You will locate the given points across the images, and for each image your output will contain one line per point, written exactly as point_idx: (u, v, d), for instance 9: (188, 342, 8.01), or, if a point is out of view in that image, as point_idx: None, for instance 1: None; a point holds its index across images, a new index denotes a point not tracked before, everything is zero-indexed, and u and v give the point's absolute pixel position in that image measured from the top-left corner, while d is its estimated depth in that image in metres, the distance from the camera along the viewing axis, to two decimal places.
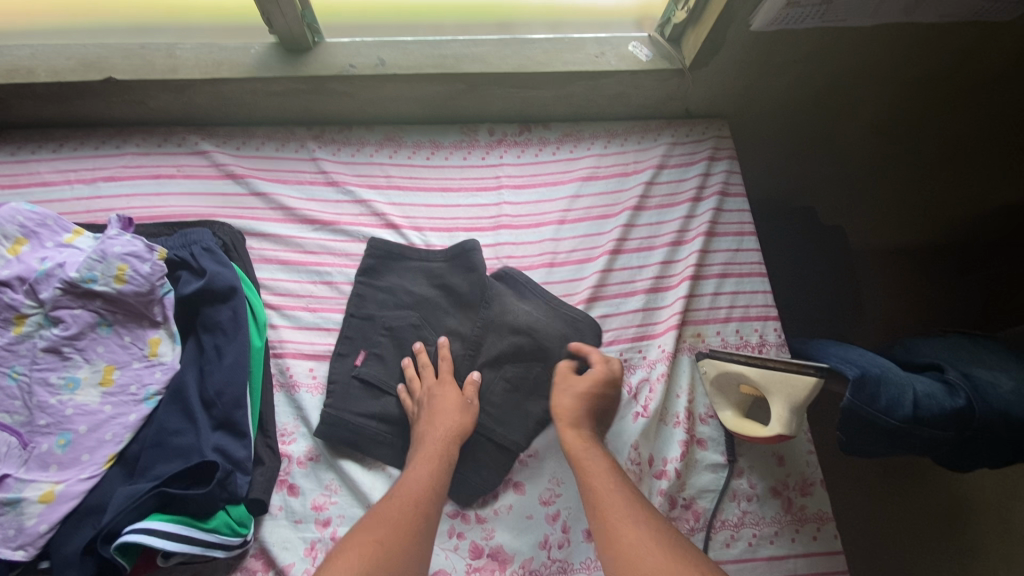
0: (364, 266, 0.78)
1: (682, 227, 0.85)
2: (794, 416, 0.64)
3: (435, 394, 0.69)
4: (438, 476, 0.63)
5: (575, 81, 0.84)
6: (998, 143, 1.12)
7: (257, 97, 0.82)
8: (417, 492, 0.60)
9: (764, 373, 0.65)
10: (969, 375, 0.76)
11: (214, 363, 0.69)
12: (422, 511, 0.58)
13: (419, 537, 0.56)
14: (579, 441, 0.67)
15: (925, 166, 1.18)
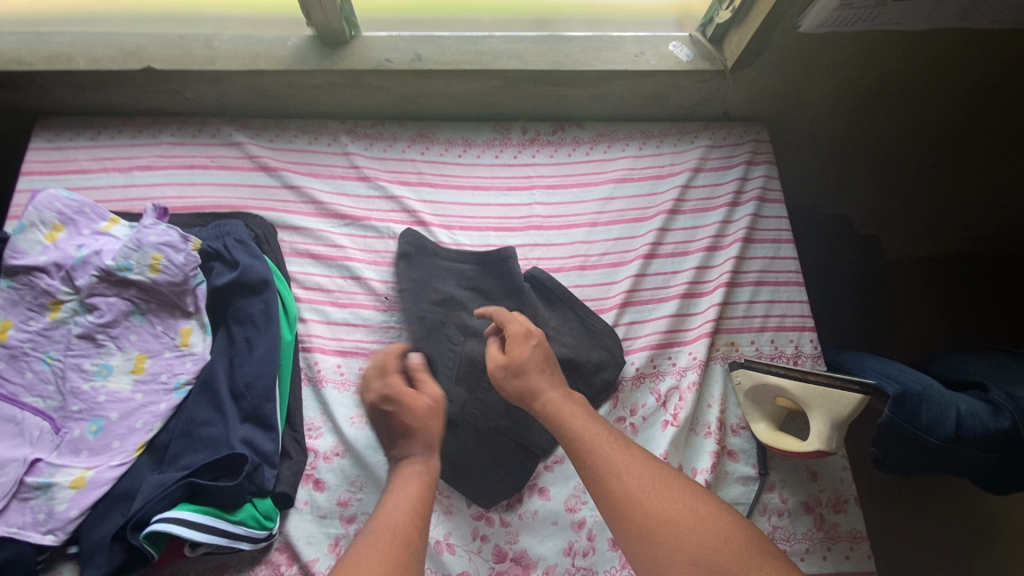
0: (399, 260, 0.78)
1: (718, 232, 0.83)
2: (835, 431, 0.63)
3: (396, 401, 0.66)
4: (422, 497, 0.59)
5: (614, 80, 0.83)
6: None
7: (292, 90, 0.82)
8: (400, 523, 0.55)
9: (804, 387, 0.65)
10: (1014, 395, 0.72)
11: (245, 356, 0.69)
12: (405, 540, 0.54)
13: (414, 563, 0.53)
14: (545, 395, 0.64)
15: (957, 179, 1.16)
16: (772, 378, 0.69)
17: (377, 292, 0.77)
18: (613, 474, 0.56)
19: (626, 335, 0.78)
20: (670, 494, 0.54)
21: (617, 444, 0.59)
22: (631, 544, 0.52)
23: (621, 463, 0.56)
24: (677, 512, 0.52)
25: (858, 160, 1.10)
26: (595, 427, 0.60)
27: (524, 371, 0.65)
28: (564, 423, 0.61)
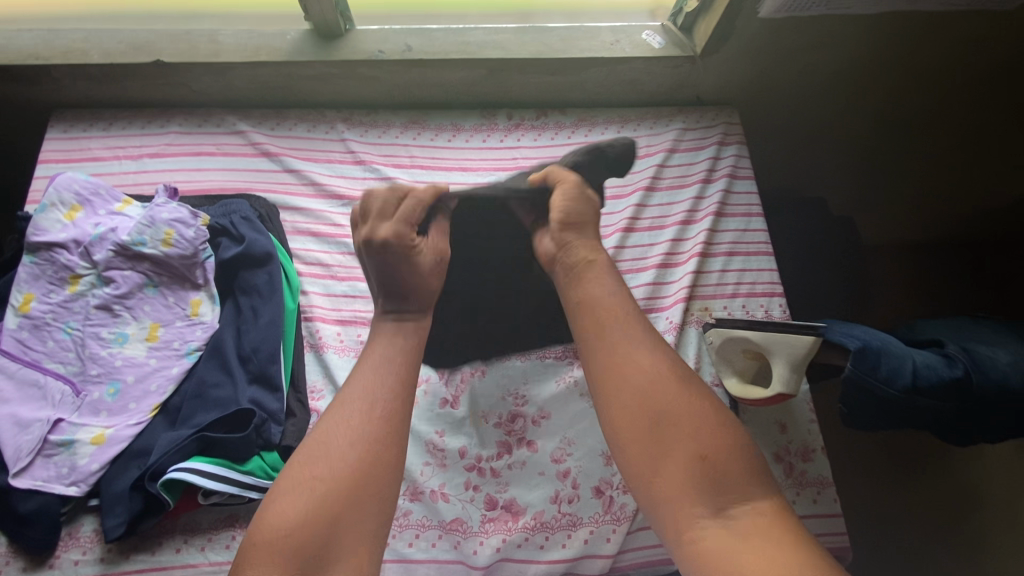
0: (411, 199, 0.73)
1: (692, 207, 0.90)
2: (791, 376, 0.70)
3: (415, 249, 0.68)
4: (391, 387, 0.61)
5: (591, 67, 0.89)
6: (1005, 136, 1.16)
7: (292, 81, 0.88)
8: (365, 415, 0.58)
9: (765, 336, 0.71)
10: (969, 349, 0.78)
11: (251, 323, 0.74)
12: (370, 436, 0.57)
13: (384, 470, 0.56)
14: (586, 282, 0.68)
15: (919, 163, 1.23)
16: (733, 335, 0.75)
17: None
18: (632, 378, 0.59)
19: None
20: (688, 402, 0.57)
21: (647, 351, 0.61)
22: (637, 446, 0.56)
23: (643, 369, 0.59)
24: (691, 421, 0.55)
25: (827, 144, 1.16)
26: (626, 331, 0.63)
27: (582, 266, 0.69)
28: (593, 307, 0.66)
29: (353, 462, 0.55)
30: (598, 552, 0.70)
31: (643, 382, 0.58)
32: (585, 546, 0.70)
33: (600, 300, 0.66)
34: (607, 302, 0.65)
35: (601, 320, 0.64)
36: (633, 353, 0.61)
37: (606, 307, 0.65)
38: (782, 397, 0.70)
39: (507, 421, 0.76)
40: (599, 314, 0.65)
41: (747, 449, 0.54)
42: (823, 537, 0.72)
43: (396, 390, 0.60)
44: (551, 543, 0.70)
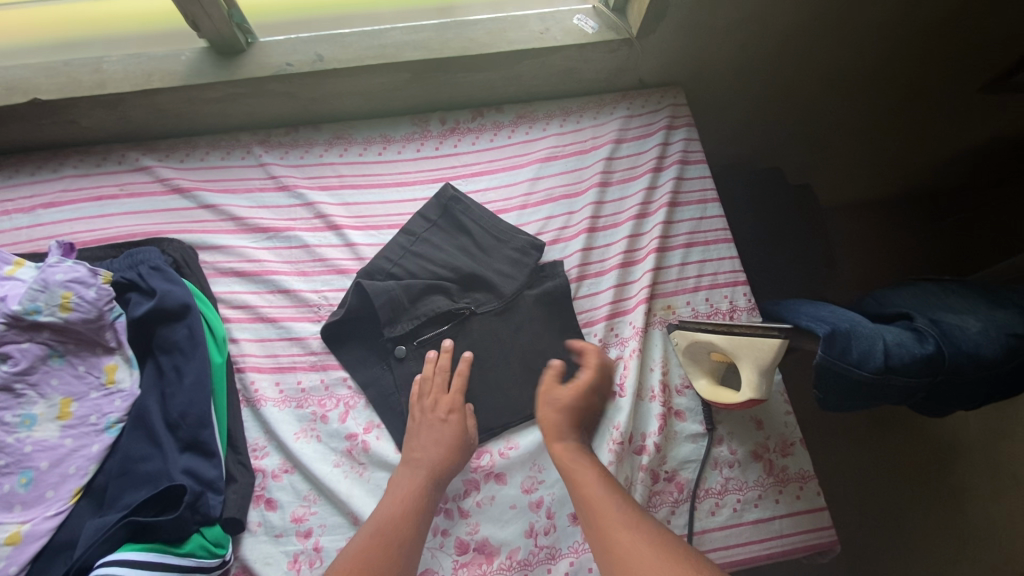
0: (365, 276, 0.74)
1: (646, 199, 0.85)
2: (762, 380, 0.65)
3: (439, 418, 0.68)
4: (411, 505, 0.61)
5: (522, 60, 0.82)
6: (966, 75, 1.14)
7: (195, 106, 0.79)
8: (396, 523, 0.59)
9: (731, 339, 0.67)
10: (937, 320, 0.76)
11: (176, 385, 0.67)
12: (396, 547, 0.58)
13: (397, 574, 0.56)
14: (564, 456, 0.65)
15: (881, 111, 1.21)
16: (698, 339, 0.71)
17: (308, 302, 0.75)
18: (624, 560, 0.52)
19: (580, 309, 0.80)
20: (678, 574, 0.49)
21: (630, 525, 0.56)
22: None
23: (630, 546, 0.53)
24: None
25: (780, 112, 1.13)
26: (602, 495, 0.60)
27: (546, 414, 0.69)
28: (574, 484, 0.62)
29: (383, 556, 0.56)
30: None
31: (634, 558, 0.52)
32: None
33: (582, 471, 0.63)
34: (582, 472, 0.63)
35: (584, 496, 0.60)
36: (617, 529, 0.55)
37: (581, 477, 0.62)
38: (753, 400, 0.66)
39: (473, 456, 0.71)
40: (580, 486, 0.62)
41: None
42: (809, 534, 0.70)
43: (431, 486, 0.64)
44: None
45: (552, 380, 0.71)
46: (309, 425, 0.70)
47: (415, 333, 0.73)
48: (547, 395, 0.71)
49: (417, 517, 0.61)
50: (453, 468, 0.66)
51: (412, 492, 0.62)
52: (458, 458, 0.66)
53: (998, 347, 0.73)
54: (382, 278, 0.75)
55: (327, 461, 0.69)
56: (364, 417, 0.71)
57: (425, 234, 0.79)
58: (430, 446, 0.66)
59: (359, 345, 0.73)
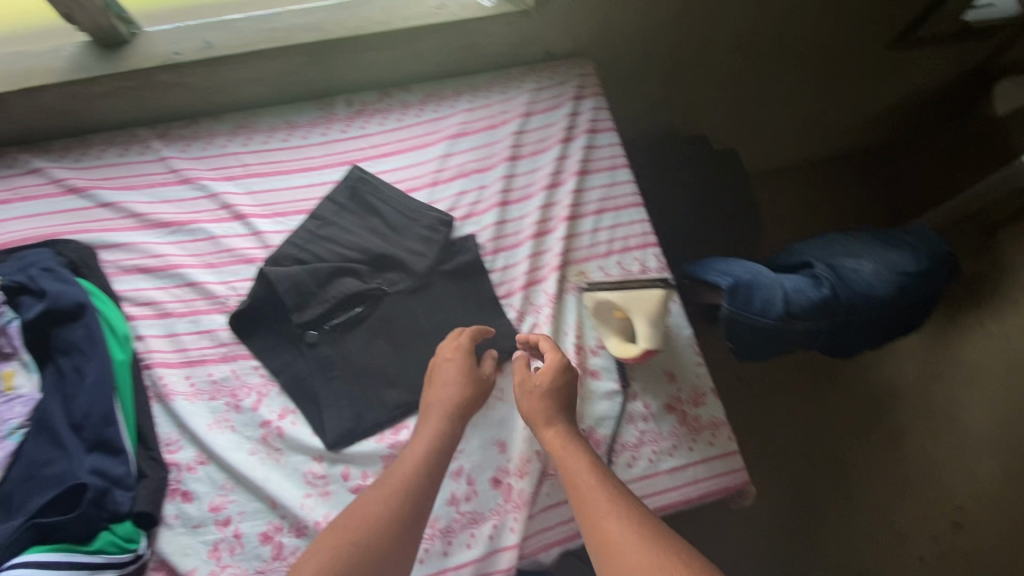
0: (272, 263, 0.74)
1: (556, 169, 0.86)
2: (654, 332, 0.70)
3: (445, 359, 0.71)
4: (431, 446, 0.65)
5: (421, 36, 0.82)
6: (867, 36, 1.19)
7: (83, 102, 0.77)
8: (411, 464, 0.63)
9: (623, 295, 0.73)
10: (835, 265, 0.79)
11: (77, 386, 0.66)
12: (411, 487, 0.62)
13: (401, 526, 0.59)
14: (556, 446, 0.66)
15: (794, 70, 1.24)
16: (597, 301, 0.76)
17: (216, 294, 0.74)
18: (617, 543, 0.55)
19: (498, 282, 0.80)
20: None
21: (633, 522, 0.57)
22: None
23: (637, 552, 0.54)
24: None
25: (695, 77, 1.15)
26: (604, 491, 0.60)
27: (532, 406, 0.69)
28: (570, 476, 0.63)
29: (394, 500, 0.60)
30: (503, 545, 0.68)
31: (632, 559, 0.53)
32: (490, 541, 0.68)
33: (578, 465, 0.63)
34: (579, 462, 0.64)
35: (581, 490, 0.61)
36: (617, 529, 0.56)
37: (580, 472, 0.62)
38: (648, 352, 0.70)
39: (390, 432, 0.71)
40: (577, 482, 0.62)
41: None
42: (721, 476, 0.73)
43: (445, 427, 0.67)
44: (456, 547, 0.68)
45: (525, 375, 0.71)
46: (222, 415, 0.70)
47: (327, 316, 0.73)
48: (524, 383, 0.71)
49: (430, 465, 0.64)
50: (469, 402, 0.69)
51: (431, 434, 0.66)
52: (473, 397, 0.69)
53: (889, 287, 0.77)
54: (289, 264, 0.74)
55: (243, 450, 0.69)
56: (278, 403, 0.71)
57: (333, 218, 0.79)
58: (444, 390, 0.68)
59: (270, 332, 0.73)
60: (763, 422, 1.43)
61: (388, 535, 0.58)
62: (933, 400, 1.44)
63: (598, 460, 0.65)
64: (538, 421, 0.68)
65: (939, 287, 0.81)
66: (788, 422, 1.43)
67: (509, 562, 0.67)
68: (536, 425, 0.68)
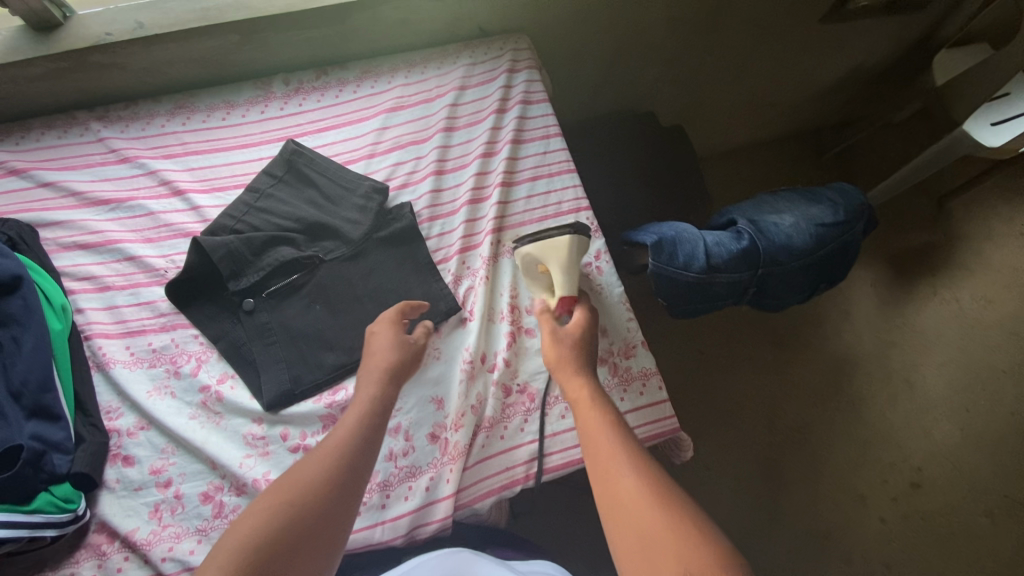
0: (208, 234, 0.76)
1: (490, 139, 0.89)
2: (568, 277, 0.72)
3: (374, 333, 0.72)
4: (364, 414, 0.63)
5: (351, 14, 0.84)
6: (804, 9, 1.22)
7: (20, 85, 0.79)
8: (346, 433, 0.61)
9: (539, 246, 0.73)
10: (756, 220, 0.82)
11: (15, 356, 0.67)
12: (347, 455, 0.59)
13: (337, 487, 0.57)
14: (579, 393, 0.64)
15: (735, 44, 1.27)
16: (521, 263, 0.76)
17: (155, 267, 0.76)
18: (622, 492, 0.54)
19: (434, 248, 0.83)
20: (687, 538, 0.49)
21: (645, 478, 0.55)
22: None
23: (639, 502, 0.53)
24: (690, 552, 0.48)
25: (635, 54, 1.19)
26: (620, 445, 0.58)
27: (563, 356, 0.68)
28: (585, 421, 0.62)
29: (331, 467, 0.58)
30: (439, 497, 0.70)
31: (634, 509, 0.52)
32: (427, 493, 0.70)
33: (599, 417, 0.61)
34: (601, 415, 0.62)
35: (597, 443, 0.59)
36: (629, 482, 0.55)
37: (598, 424, 0.61)
38: (567, 298, 0.72)
39: (329, 393, 0.73)
40: (594, 434, 0.60)
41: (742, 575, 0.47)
42: (653, 424, 0.76)
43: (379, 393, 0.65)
44: (394, 499, 0.70)
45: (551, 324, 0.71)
46: (162, 382, 0.72)
47: (263, 283, 0.76)
48: (553, 333, 0.70)
49: (367, 427, 0.62)
50: (402, 371, 0.69)
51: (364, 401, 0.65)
52: (405, 364, 0.69)
53: (808, 238, 0.80)
54: (226, 235, 0.77)
55: (182, 414, 0.71)
56: (218, 368, 0.73)
57: (270, 190, 0.81)
58: (376, 359, 0.68)
59: (207, 302, 0.75)
60: (726, 406, 1.45)
61: (324, 495, 0.56)
62: (890, 365, 1.48)
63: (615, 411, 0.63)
64: (564, 372, 0.67)
65: (858, 238, 0.85)
66: (749, 395, 1.46)
67: (444, 512, 0.69)
68: (560, 372, 0.67)
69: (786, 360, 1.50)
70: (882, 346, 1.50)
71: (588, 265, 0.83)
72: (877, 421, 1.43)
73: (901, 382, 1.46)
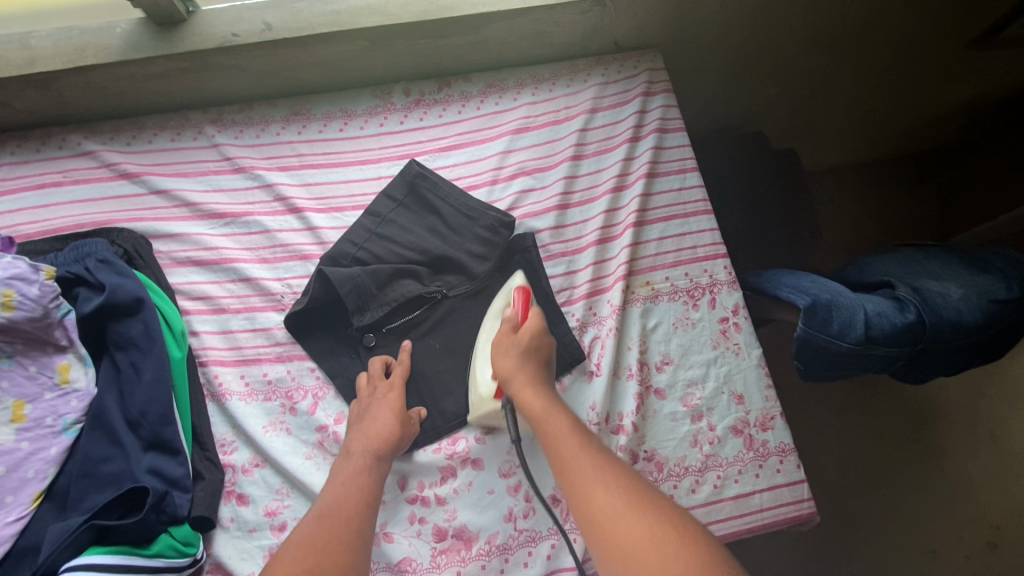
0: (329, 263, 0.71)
1: (622, 171, 0.81)
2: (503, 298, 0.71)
3: (375, 402, 0.65)
4: (369, 486, 0.59)
5: (488, 24, 0.77)
6: (944, 42, 1.11)
7: (136, 83, 0.74)
8: (343, 503, 0.56)
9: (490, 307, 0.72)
10: (919, 288, 0.75)
11: (134, 383, 0.64)
12: (354, 521, 0.55)
13: (353, 549, 0.53)
14: (529, 401, 0.60)
15: (871, 65, 1.15)
16: (486, 320, 0.71)
17: (272, 291, 0.73)
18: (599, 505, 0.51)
19: (558, 289, 0.77)
20: (670, 539, 0.47)
21: (615, 484, 0.52)
22: None
23: (622, 516, 0.50)
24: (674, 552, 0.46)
25: (761, 71, 1.09)
26: (587, 454, 0.55)
27: (514, 375, 0.63)
28: (549, 436, 0.58)
29: (339, 531, 0.54)
30: (562, 566, 0.65)
31: (613, 520, 0.50)
32: (549, 561, 0.65)
33: (560, 426, 0.58)
34: (559, 425, 0.59)
35: (561, 457, 0.56)
36: (604, 495, 0.52)
37: (561, 435, 0.57)
38: (518, 303, 0.69)
39: (448, 442, 0.70)
40: (558, 448, 0.56)
41: (729, 563, 0.46)
42: (790, 506, 0.70)
43: (369, 463, 0.60)
44: (512, 565, 0.66)
45: (504, 332, 0.67)
46: (277, 417, 0.68)
47: (386, 321, 0.71)
48: (502, 345, 0.65)
49: (365, 494, 0.58)
50: (400, 446, 0.63)
51: (356, 472, 0.59)
52: (400, 440, 0.63)
53: (979, 313, 0.72)
54: (347, 263, 0.72)
55: (299, 454, 0.67)
56: (335, 408, 0.69)
57: (391, 214, 0.75)
58: (365, 429, 0.63)
59: (325, 335, 0.72)
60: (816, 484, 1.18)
61: (346, 559, 0.52)
62: (970, 416, 1.18)
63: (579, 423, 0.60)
64: (517, 384, 0.62)
65: None
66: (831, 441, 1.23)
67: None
68: (511, 386, 0.62)
69: (854, 408, 1.23)
70: (965, 395, 1.19)
71: (724, 321, 0.76)
72: (956, 481, 1.14)
73: (980, 436, 1.16)
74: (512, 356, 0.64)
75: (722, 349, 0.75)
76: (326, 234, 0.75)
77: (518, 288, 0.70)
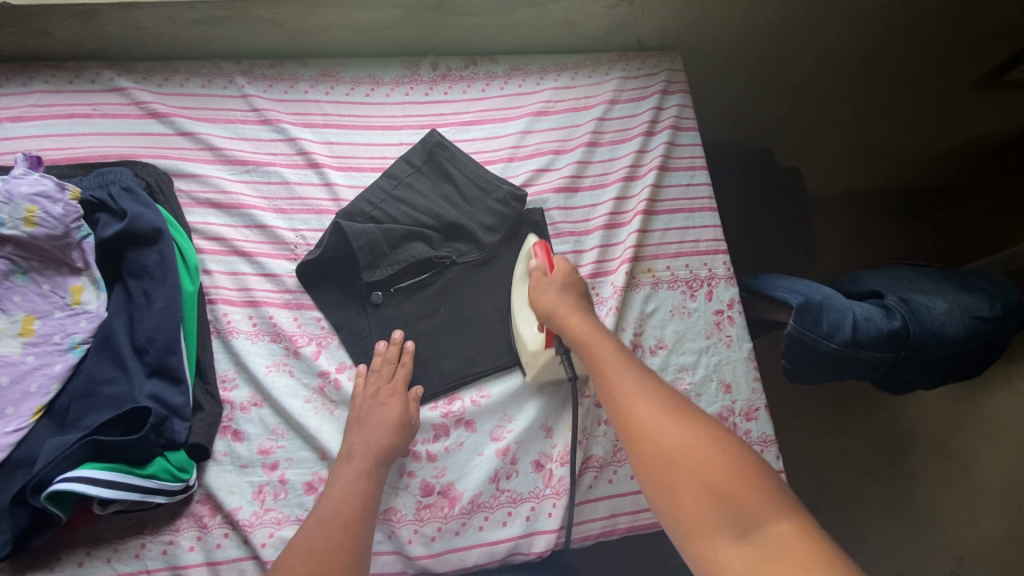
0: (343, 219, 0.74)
1: (635, 162, 0.84)
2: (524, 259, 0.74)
3: (376, 404, 0.66)
4: (370, 491, 0.60)
5: (519, 8, 0.80)
6: (952, 81, 1.14)
7: (174, 26, 0.76)
8: (346, 511, 0.57)
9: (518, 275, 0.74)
10: (906, 299, 0.78)
11: (144, 310, 0.65)
12: (353, 530, 0.56)
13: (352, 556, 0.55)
14: (574, 326, 0.63)
15: (880, 96, 1.18)
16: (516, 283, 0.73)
17: (285, 240, 0.75)
18: (644, 417, 0.53)
19: None
20: (707, 450, 0.49)
21: (657, 401, 0.54)
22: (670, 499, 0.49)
23: (665, 425, 0.52)
24: (714, 461, 0.49)
25: (774, 87, 1.13)
26: (628, 372, 0.58)
27: (557, 307, 0.65)
28: (591, 353, 0.61)
29: (339, 536, 0.55)
30: (540, 529, 0.68)
31: (656, 426, 0.52)
32: (527, 523, 0.68)
33: (602, 349, 0.61)
34: (603, 346, 0.61)
35: (604, 370, 0.59)
36: (644, 408, 0.54)
37: (605, 356, 0.60)
38: (541, 252, 0.70)
39: (444, 402, 0.72)
40: (605, 370, 0.59)
41: (760, 468, 0.49)
42: None
43: (368, 468, 0.61)
44: (491, 523, 0.68)
45: (536, 280, 0.69)
46: (280, 359, 0.70)
47: (394, 279, 0.74)
48: (541, 287, 0.68)
49: (362, 500, 0.59)
50: (396, 449, 0.64)
51: (356, 478, 0.61)
52: (400, 439, 0.64)
53: (959, 327, 0.76)
54: (363, 221, 0.74)
55: (298, 397, 0.69)
56: (337, 357, 0.71)
57: (408, 178, 0.78)
58: (363, 431, 0.64)
59: (335, 287, 0.73)
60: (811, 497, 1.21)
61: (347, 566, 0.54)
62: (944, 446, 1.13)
63: (621, 349, 0.62)
64: (560, 314, 0.65)
65: (1005, 336, 0.79)
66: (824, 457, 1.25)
67: (546, 544, 0.67)
68: (553, 319, 0.65)
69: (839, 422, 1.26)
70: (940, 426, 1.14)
71: (718, 313, 0.79)
72: (924, 505, 1.11)
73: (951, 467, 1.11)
74: (551, 296, 0.67)
75: (715, 340, 0.78)
76: (343, 191, 0.77)
77: (538, 242, 0.72)
